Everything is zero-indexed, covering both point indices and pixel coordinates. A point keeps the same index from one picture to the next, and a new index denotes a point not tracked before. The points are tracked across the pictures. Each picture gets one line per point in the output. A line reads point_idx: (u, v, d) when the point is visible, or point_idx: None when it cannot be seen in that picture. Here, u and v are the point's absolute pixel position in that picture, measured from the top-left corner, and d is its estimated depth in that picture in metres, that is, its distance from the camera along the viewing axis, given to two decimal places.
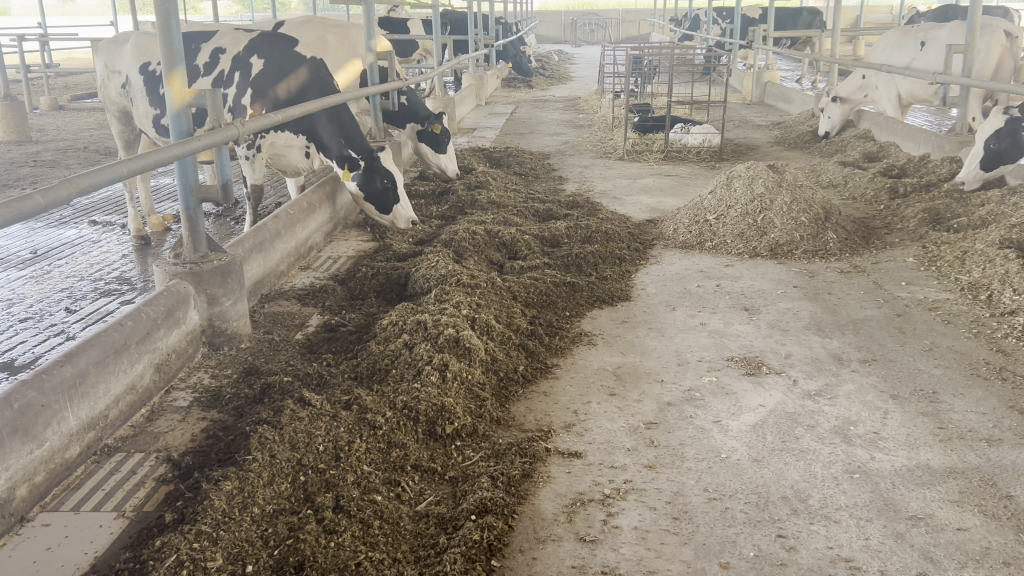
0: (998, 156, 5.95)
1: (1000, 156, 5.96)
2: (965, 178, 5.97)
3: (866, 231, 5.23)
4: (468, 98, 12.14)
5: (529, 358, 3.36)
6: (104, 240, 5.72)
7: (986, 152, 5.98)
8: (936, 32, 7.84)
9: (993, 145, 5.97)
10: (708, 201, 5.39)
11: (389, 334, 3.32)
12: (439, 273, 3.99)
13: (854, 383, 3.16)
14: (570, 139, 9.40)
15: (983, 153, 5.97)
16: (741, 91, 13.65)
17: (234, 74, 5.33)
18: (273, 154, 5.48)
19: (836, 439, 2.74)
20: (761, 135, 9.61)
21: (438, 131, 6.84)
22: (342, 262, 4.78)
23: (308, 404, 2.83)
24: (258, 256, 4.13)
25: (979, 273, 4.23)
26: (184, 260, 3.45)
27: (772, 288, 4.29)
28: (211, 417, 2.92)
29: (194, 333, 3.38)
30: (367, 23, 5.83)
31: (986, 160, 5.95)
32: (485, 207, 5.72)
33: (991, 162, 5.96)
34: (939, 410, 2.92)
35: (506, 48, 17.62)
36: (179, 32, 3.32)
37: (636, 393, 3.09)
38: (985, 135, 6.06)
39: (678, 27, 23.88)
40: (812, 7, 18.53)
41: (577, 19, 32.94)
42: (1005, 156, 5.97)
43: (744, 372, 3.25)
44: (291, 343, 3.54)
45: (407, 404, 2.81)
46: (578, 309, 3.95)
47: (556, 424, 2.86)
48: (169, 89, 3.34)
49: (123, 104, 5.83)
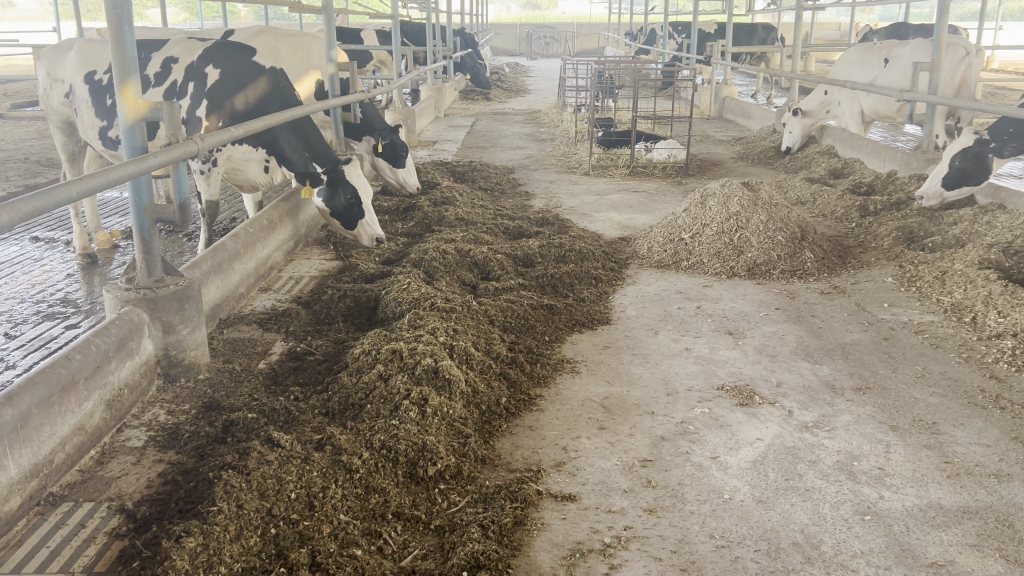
0: (960, 175, 5.94)
1: (964, 176, 5.95)
2: (925, 193, 5.95)
3: (841, 250, 5.15)
4: (427, 110, 11.94)
5: (511, 389, 3.16)
6: (46, 258, 5.40)
7: (950, 170, 5.97)
8: (899, 49, 7.89)
9: (957, 163, 5.96)
10: (682, 219, 5.26)
11: (362, 364, 3.10)
12: (410, 296, 3.78)
13: (851, 414, 3.02)
14: (534, 153, 9.25)
15: (947, 171, 5.96)
16: (700, 106, 13.67)
17: (188, 84, 5.05)
18: (229, 168, 5.22)
19: (841, 476, 2.60)
20: (724, 150, 9.58)
21: (398, 143, 6.66)
22: (305, 283, 4.54)
23: (276, 445, 2.60)
24: (216, 278, 3.88)
25: (961, 294, 4.15)
26: (137, 285, 3.18)
27: (754, 309, 4.17)
28: (168, 460, 2.67)
29: (149, 365, 3.12)
30: (325, 33, 5.62)
31: (948, 178, 5.94)
32: (453, 224, 5.53)
33: (953, 181, 5.95)
34: (942, 443, 2.80)
35: (464, 59, 17.44)
36: (132, 40, 3.06)
37: (627, 426, 2.92)
38: (951, 153, 6.06)
39: (633, 40, 24.03)
40: (766, 23, 18.74)
41: (532, 32, 32.96)
42: (970, 175, 5.96)
43: (737, 403, 3.10)
44: (254, 374, 3.30)
45: (386, 444, 2.59)
46: (558, 334, 3.77)
47: (545, 463, 2.67)
48: (121, 101, 3.09)
49: (67, 114, 5.50)
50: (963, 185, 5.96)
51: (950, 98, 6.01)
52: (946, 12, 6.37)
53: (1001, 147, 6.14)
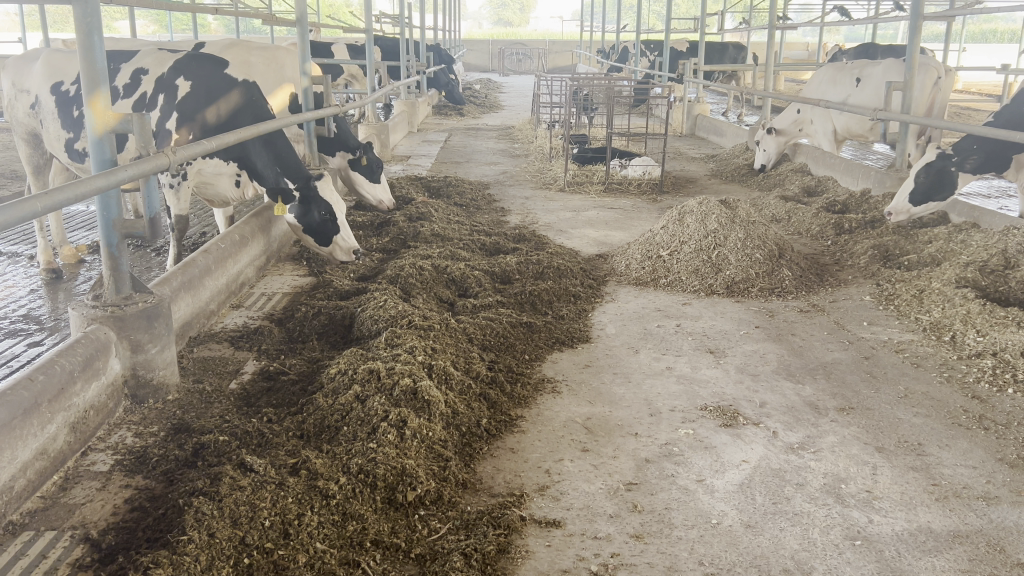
0: (926, 191, 6.01)
1: (929, 191, 6.02)
2: (892, 208, 6.09)
3: (818, 268, 5.15)
4: (400, 125, 11.88)
5: (492, 410, 3.09)
6: (9, 273, 5.24)
7: (916, 185, 6.04)
8: (871, 69, 7.97)
9: (922, 179, 6.03)
10: (660, 236, 5.24)
11: (337, 385, 3.00)
12: (387, 314, 3.70)
13: (836, 435, 2.99)
14: (509, 169, 9.20)
15: (913, 186, 6.04)
16: (672, 124, 13.72)
17: (158, 97, 4.95)
18: (199, 182, 5.11)
19: (829, 499, 2.56)
20: (698, 168, 9.60)
21: (373, 158, 6.60)
22: (278, 299, 4.44)
23: (248, 470, 2.50)
24: (186, 295, 3.77)
25: (939, 313, 4.16)
26: (105, 302, 3.07)
27: (734, 328, 4.13)
28: (135, 485, 2.56)
29: (115, 386, 3.02)
30: (299, 46, 5.55)
31: (914, 194, 6.03)
32: (428, 239, 5.45)
33: (920, 197, 6.02)
34: (929, 464, 2.77)
35: (438, 75, 17.39)
36: (103, 51, 2.96)
37: (610, 448, 2.86)
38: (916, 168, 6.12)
39: (605, 58, 24.15)
40: (737, 43, 18.94)
41: (505, 49, 33.04)
42: (937, 188, 6.00)
43: (721, 424, 3.05)
44: (226, 395, 3.20)
45: (363, 468, 2.51)
46: (538, 352, 3.71)
47: (528, 487, 2.60)
48: (90, 112, 2.98)
49: (32, 125, 5.36)
50: (930, 200, 6.02)
51: (921, 116, 6.05)
52: (918, 32, 6.42)
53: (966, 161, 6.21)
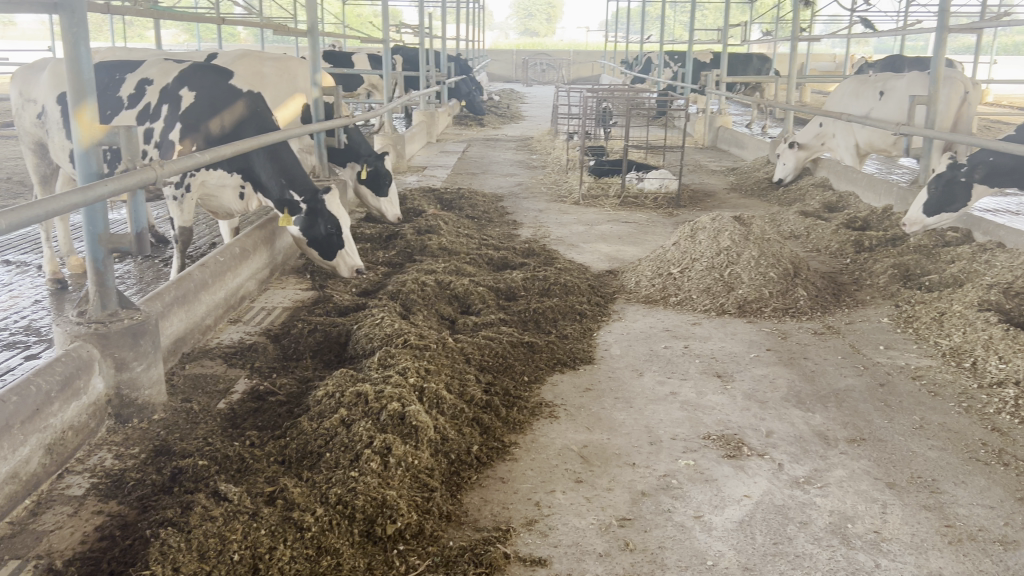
0: (939, 201, 5.98)
1: (942, 203, 5.97)
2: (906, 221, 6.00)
3: (835, 288, 4.99)
4: (418, 135, 11.81)
5: (484, 436, 2.97)
6: (14, 283, 5.20)
7: (930, 196, 6.02)
8: (895, 82, 7.79)
9: (936, 189, 6.02)
10: (672, 253, 5.10)
11: (324, 409, 2.90)
12: (383, 332, 3.60)
13: (845, 468, 2.84)
14: (525, 181, 9.09)
15: (926, 197, 6.02)
16: (694, 136, 13.55)
17: (162, 107, 4.89)
18: (204, 193, 5.04)
19: (834, 540, 2.41)
20: (717, 181, 9.43)
21: (385, 169, 6.53)
22: (277, 314, 4.35)
23: (222, 498, 2.40)
24: (180, 310, 3.69)
25: (960, 337, 3.98)
26: (89, 318, 2.98)
27: (744, 350, 3.99)
28: (108, 511, 2.47)
29: (99, 405, 2.93)
30: (310, 56, 5.49)
31: (927, 204, 5.99)
32: (435, 253, 5.35)
33: (933, 208, 5.99)
34: (942, 503, 2.61)
35: (459, 85, 17.36)
36: (90, 62, 2.87)
37: (605, 480, 2.72)
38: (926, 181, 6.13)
39: (629, 68, 23.99)
40: (761, 54, 18.71)
41: (529, 59, 33.00)
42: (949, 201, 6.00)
43: (723, 455, 2.91)
44: (212, 415, 3.11)
45: (342, 499, 2.40)
46: (538, 374, 3.58)
47: (515, 521, 2.48)
48: (75, 125, 2.88)
49: (38, 134, 5.34)
50: (943, 212, 5.97)
51: (945, 131, 5.85)
52: (944, 45, 6.23)
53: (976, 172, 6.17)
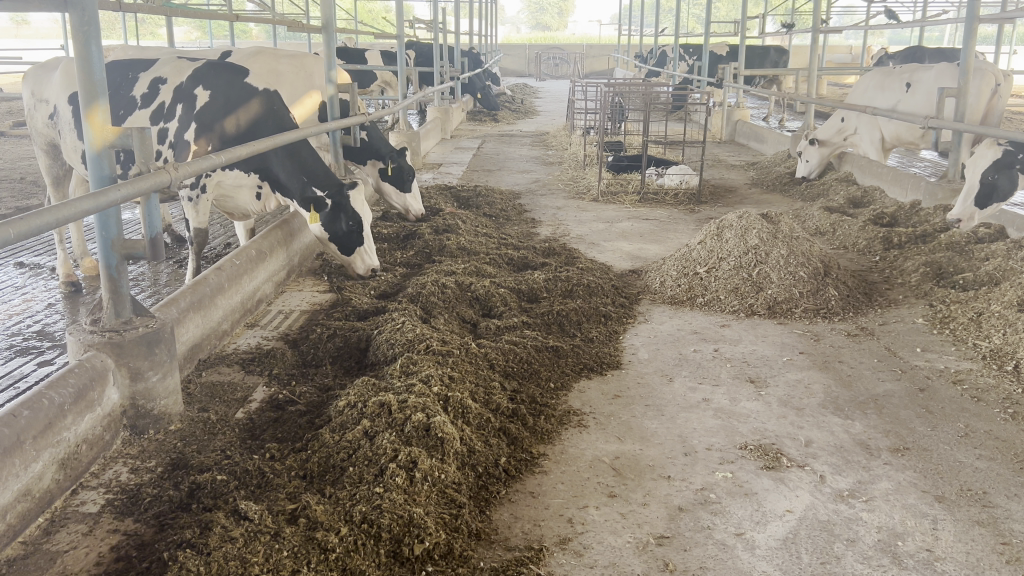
0: (989, 192, 5.87)
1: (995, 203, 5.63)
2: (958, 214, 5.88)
3: (867, 287, 4.85)
4: (433, 131, 11.69)
5: (511, 447, 2.86)
6: (28, 286, 5.12)
7: (980, 186, 5.92)
8: (922, 74, 7.62)
9: (988, 178, 5.90)
10: (697, 252, 4.96)
11: (346, 420, 2.80)
12: (404, 338, 3.49)
13: (890, 481, 2.71)
14: (541, 178, 8.97)
15: (977, 188, 5.91)
16: (712, 130, 13.38)
17: (176, 106, 4.80)
18: (219, 194, 4.95)
19: (885, 560, 2.29)
20: (738, 176, 9.28)
21: (402, 165, 6.42)
22: (294, 318, 4.26)
23: (242, 517, 2.30)
24: (196, 315, 3.59)
25: (1000, 339, 3.84)
26: (103, 327, 2.88)
27: (776, 354, 3.85)
28: (125, 529, 2.38)
29: (113, 417, 2.84)
30: (326, 52, 5.37)
31: (978, 196, 5.88)
32: (454, 254, 5.24)
33: (983, 198, 5.88)
34: (996, 518, 2.48)
35: (473, 80, 17.26)
36: (101, 62, 2.77)
37: (640, 494, 2.61)
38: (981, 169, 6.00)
39: (643, 62, 23.80)
40: (778, 46, 18.52)
41: (542, 54, 32.87)
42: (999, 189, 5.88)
43: (762, 466, 2.79)
44: (230, 425, 3.01)
45: (367, 517, 2.30)
46: (564, 380, 3.47)
47: (548, 540, 2.37)
48: (87, 126, 2.77)
49: (51, 135, 5.26)
50: (992, 201, 5.87)
51: (976, 124, 5.69)
52: (974, 36, 6.05)
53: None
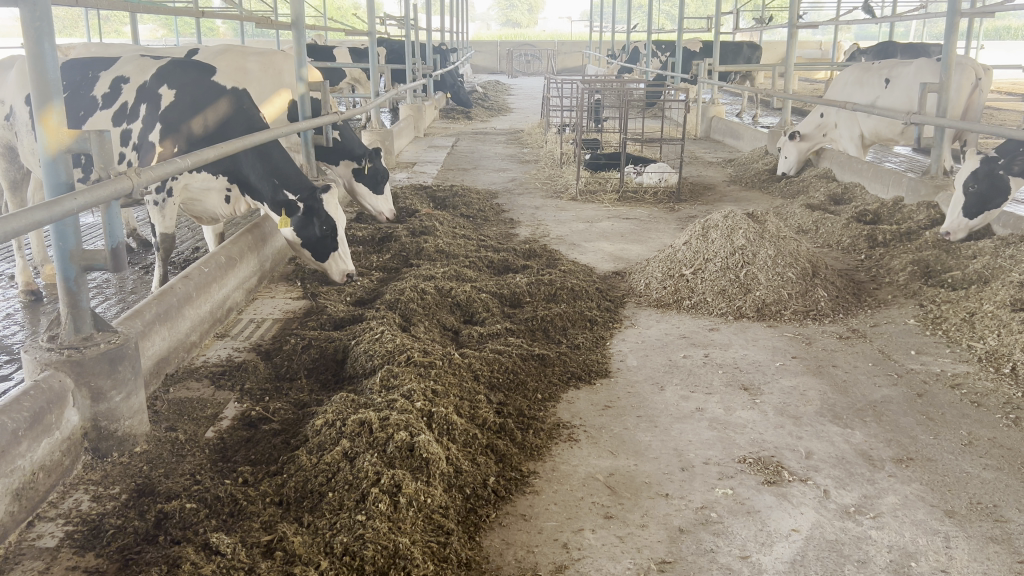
0: (979, 199, 5.52)
1: (983, 199, 5.55)
2: (949, 226, 5.46)
3: (855, 287, 4.75)
4: (406, 130, 11.49)
5: (500, 465, 2.71)
6: None
7: (968, 197, 5.55)
8: (901, 69, 7.58)
9: (971, 188, 5.57)
10: (682, 252, 4.83)
11: (323, 440, 2.62)
12: (384, 348, 3.33)
13: (896, 494, 2.59)
14: (517, 177, 8.81)
15: (965, 198, 5.54)
16: (687, 126, 13.30)
17: (140, 106, 4.58)
18: (187, 198, 4.75)
19: None
20: (716, 173, 9.19)
21: (378, 168, 6.25)
22: (267, 327, 4.07)
23: (214, 552, 2.13)
24: (162, 327, 3.39)
25: (996, 341, 3.74)
26: (61, 343, 2.68)
27: (768, 359, 3.74)
28: (85, 566, 2.19)
29: (73, 440, 2.65)
30: (296, 49, 5.17)
31: (968, 206, 5.51)
32: (432, 257, 5.07)
33: (974, 208, 5.52)
34: (1010, 534, 2.37)
35: (444, 77, 17.05)
36: (54, 60, 2.57)
37: (638, 515, 2.47)
38: (962, 180, 5.68)
39: (615, 58, 23.73)
40: (750, 42, 18.49)
41: (514, 50, 32.72)
42: (989, 196, 5.56)
43: (763, 481, 2.67)
44: (200, 446, 2.84)
45: (349, 549, 2.13)
46: (551, 391, 3.32)
47: (543, 567, 2.23)
48: (41, 130, 2.57)
49: (8, 137, 5.03)
50: (984, 210, 5.54)
51: (956, 120, 5.62)
52: (955, 31, 6.00)
53: (1010, 160, 5.72)
